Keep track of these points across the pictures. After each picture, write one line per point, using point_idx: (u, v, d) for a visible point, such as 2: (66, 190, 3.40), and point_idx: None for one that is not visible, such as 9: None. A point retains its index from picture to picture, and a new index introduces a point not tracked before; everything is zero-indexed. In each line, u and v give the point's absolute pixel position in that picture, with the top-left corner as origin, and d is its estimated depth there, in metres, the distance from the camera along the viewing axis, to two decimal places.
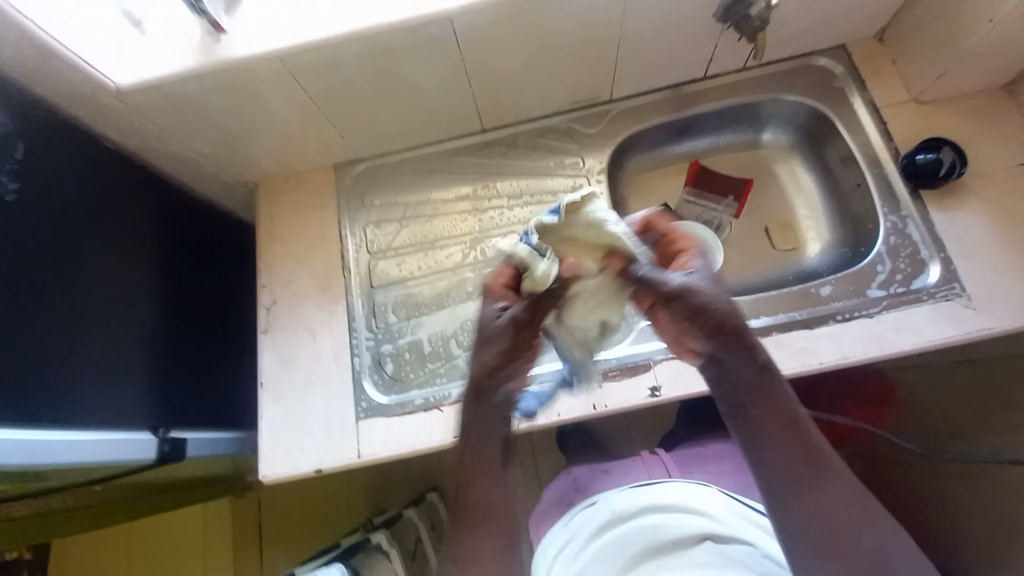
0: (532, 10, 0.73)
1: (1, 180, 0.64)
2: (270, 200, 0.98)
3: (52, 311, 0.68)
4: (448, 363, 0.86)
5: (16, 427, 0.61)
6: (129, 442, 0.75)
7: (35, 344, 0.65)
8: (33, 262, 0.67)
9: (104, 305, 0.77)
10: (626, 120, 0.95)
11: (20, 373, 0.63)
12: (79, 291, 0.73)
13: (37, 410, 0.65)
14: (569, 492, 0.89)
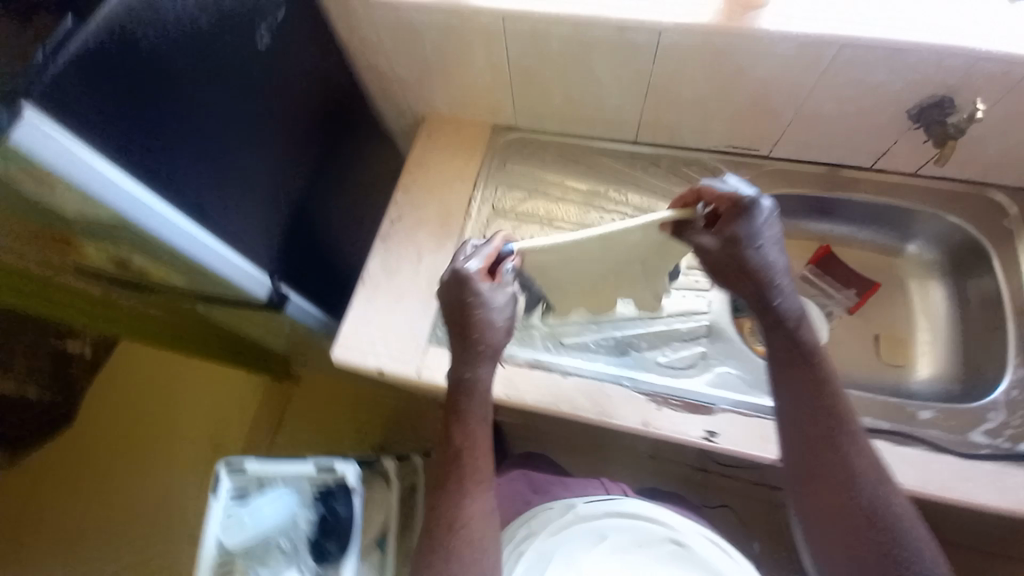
0: (734, 47, 0.77)
1: (261, 31, 0.76)
2: (427, 133, 1.09)
3: (238, 144, 0.78)
4: (524, 326, 0.91)
5: (169, 214, 0.69)
6: (255, 277, 0.87)
7: (213, 163, 0.74)
8: (247, 102, 0.77)
9: (281, 163, 0.89)
10: (771, 179, 0.96)
11: (194, 179, 0.71)
12: (264, 142, 0.83)
13: (187, 212, 0.72)
14: (525, 492, 0.96)
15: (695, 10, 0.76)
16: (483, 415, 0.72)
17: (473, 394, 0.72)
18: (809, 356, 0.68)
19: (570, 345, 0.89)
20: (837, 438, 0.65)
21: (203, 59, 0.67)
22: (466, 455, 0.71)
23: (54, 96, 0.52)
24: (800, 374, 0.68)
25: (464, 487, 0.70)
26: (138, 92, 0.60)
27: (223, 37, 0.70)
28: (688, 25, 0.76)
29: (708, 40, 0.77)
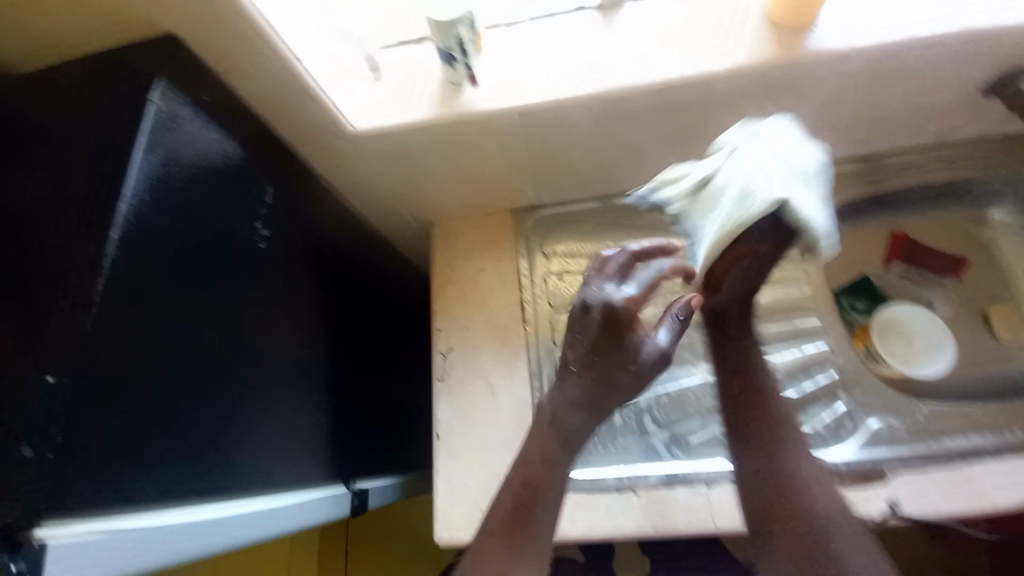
0: (795, 77, 0.67)
1: (256, 226, 0.64)
2: (448, 241, 0.96)
3: (269, 359, 0.66)
4: (643, 439, 0.79)
5: (231, 503, 0.56)
6: (333, 501, 0.75)
7: (252, 397, 0.61)
8: (265, 309, 0.65)
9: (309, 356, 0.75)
10: (836, 186, 0.88)
11: (244, 442, 0.59)
12: (291, 335, 0.71)
13: (243, 470, 0.59)
14: None
15: (738, 50, 0.66)
16: (558, 451, 0.63)
17: (565, 427, 0.63)
18: (754, 388, 0.68)
19: (699, 445, 0.78)
20: (761, 429, 0.66)
21: (212, 298, 0.55)
22: (529, 502, 0.60)
23: (66, 458, 0.40)
24: (733, 400, 0.69)
25: (525, 532, 0.58)
26: (154, 384, 0.48)
27: (225, 258, 0.58)
28: (735, 70, 0.66)
29: (762, 78, 0.67)
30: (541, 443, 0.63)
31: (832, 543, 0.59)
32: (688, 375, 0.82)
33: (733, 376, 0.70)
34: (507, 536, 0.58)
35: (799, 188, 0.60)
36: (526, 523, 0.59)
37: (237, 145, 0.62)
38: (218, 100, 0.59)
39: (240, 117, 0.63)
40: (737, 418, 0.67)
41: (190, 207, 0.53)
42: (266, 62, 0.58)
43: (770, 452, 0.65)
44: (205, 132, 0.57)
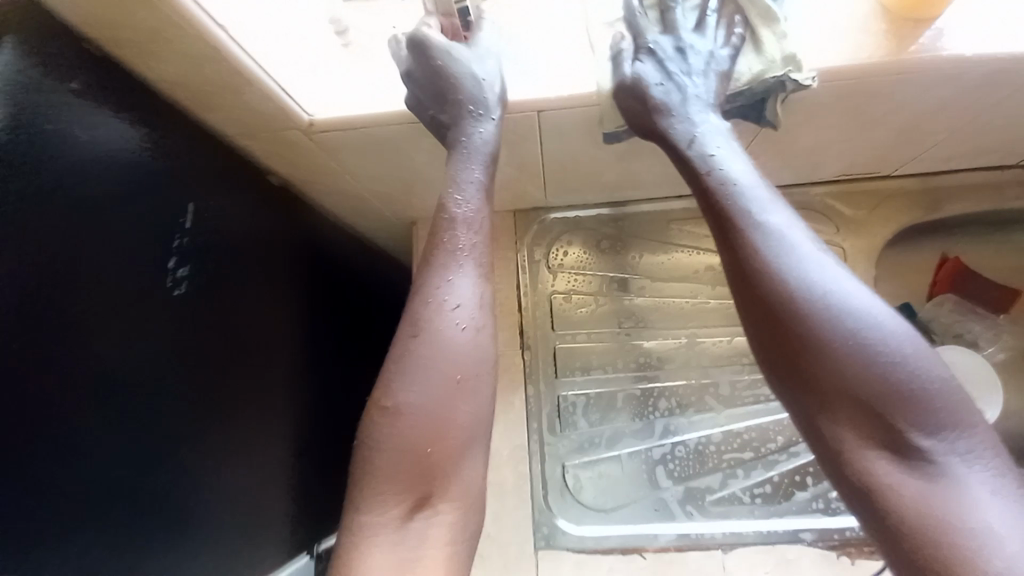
0: (889, 86, 0.53)
1: (171, 266, 0.46)
2: None
3: (205, 435, 0.50)
4: (654, 494, 0.70)
5: None
6: None
7: (177, 495, 0.47)
8: (196, 374, 0.48)
9: (267, 406, 0.60)
10: (891, 206, 0.76)
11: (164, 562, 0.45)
12: (239, 391, 0.55)
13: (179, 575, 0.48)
14: None
15: (841, 42, 0.52)
16: (478, 308, 0.49)
17: (449, 306, 0.48)
18: (807, 342, 0.42)
19: (716, 504, 0.69)
20: (835, 415, 0.41)
21: (102, 387, 0.39)
22: (472, 362, 0.47)
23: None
24: (781, 365, 0.44)
25: (405, 390, 0.46)
26: (18, 535, 0.34)
27: (118, 325, 0.41)
28: (829, 72, 0.51)
29: (852, 83, 0.52)
30: (450, 320, 0.48)
31: (944, 523, 0.37)
32: (710, 423, 0.72)
33: (800, 345, 0.42)
34: (412, 379, 0.46)
35: (735, 158, 0.49)
36: (429, 364, 0.46)
37: (134, 149, 0.43)
38: (99, 85, 0.41)
39: (138, 108, 0.44)
40: (822, 411, 0.42)
41: (50, 260, 0.36)
42: (178, 34, 0.41)
43: (857, 447, 0.40)
44: (74, 138, 0.38)
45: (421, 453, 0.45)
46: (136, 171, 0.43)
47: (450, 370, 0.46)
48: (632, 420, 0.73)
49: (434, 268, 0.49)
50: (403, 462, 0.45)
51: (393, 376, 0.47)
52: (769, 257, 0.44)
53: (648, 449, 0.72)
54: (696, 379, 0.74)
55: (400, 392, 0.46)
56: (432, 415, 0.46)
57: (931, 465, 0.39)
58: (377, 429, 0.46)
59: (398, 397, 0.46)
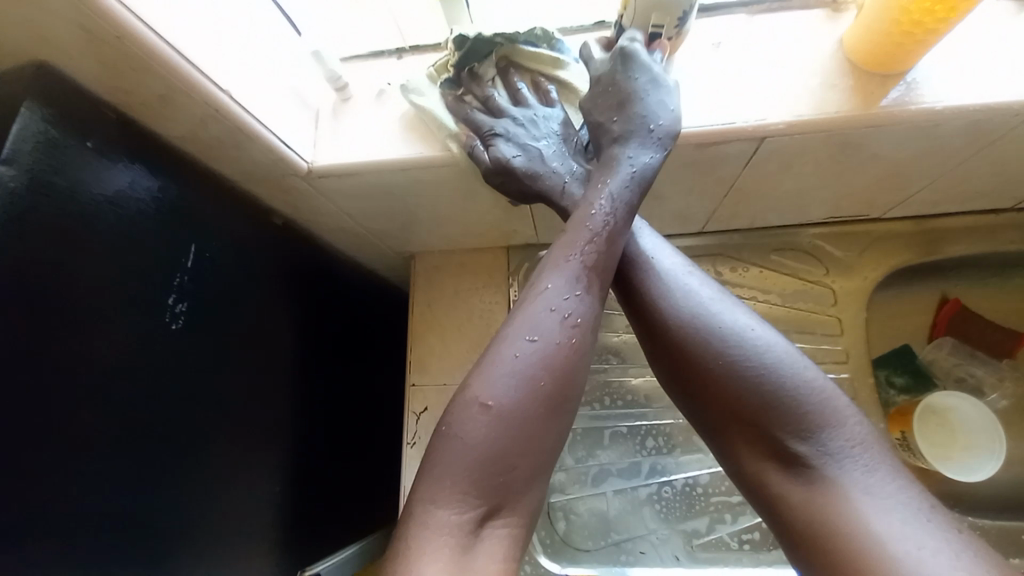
0: (861, 139, 0.54)
1: (170, 303, 0.49)
2: (431, 279, 0.84)
3: (189, 466, 0.52)
4: (640, 536, 0.69)
5: None
6: None
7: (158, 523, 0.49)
8: (184, 408, 0.51)
9: (257, 433, 0.62)
10: (885, 249, 0.75)
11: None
12: (228, 422, 0.57)
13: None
14: None
15: (812, 95, 0.53)
16: (533, 392, 0.45)
17: (501, 390, 0.44)
18: (717, 392, 0.53)
19: (704, 549, 0.68)
20: (747, 450, 0.52)
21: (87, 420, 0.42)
22: (523, 453, 0.44)
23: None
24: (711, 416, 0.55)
25: (434, 498, 0.42)
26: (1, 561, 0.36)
27: (109, 362, 0.44)
28: (803, 124, 0.52)
29: (828, 136, 0.54)
30: (485, 418, 0.44)
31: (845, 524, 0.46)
32: (699, 464, 0.72)
33: (716, 397, 0.53)
34: (457, 488, 0.42)
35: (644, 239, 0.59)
36: (464, 468, 0.42)
37: (143, 196, 0.47)
38: (111, 142, 0.45)
39: (149, 162, 0.48)
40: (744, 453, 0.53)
41: (48, 302, 0.39)
42: (188, 100, 0.45)
43: (769, 474, 0.51)
44: (83, 189, 0.42)
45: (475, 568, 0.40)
46: (138, 216, 0.47)
47: (498, 468, 0.43)
48: (618, 459, 0.73)
49: (505, 344, 0.47)
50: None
51: (424, 482, 0.43)
52: (672, 322, 0.55)
53: (635, 488, 0.71)
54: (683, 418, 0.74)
55: (436, 499, 0.42)
56: (470, 519, 0.42)
57: (814, 472, 0.49)
58: (416, 551, 0.40)
59: (442, 502, 0.42)
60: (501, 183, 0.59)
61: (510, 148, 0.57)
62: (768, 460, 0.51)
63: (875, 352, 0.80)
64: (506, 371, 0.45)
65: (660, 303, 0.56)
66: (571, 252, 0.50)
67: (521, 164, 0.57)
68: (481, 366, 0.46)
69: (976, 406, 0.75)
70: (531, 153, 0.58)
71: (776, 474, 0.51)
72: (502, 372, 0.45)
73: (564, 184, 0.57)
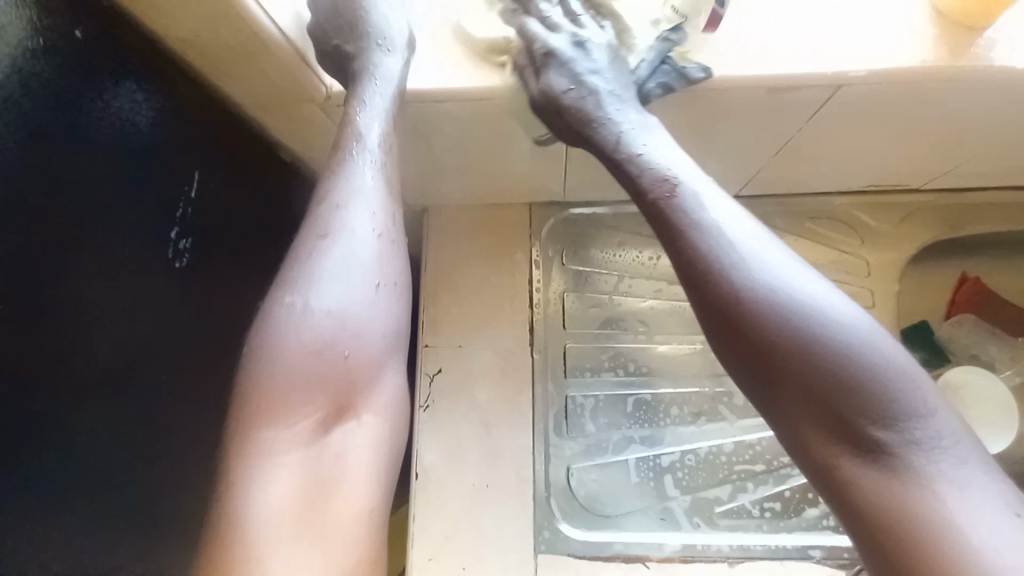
0: (936, 95, 0.51)
1: (173, 236, 0.48)
2: (444, 234, 0.78)
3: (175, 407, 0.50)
4: (661, 503, 0.68)
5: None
6: None
7: (147, 460, 0.48)
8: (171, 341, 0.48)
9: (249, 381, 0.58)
10: (918, 222, 0.74)
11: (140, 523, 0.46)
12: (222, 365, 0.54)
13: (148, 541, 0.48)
14: None
15: (888, 44, 0.49)
16: (376, 301, 0.44)
17: (346, 317, 0.43)
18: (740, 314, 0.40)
19: (725, 516, 0.67)
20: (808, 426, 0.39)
21: (83, 349, 0.40)
22: (349, 368, 0.43)
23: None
24: (743, 365, 0.41)
25: (270, 436, 0.39)
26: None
27: (106, 287, 0.41)
28: (883, 74, 0.48)
29: (902, 92, 0.50)
30: (313, 312, 0.42)
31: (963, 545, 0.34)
32: (722, 433, 0.70)
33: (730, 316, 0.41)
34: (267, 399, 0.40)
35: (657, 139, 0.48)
36: (314, 393, 0.41)
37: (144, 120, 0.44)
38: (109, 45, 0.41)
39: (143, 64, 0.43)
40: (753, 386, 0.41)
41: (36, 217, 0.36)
42: None
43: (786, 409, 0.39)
44: (80, 100, 0.39)
45: (331, 466, 0.41)
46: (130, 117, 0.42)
47: (325, 376, 0.42)
48: (640, 426, 0.71)
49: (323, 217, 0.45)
50: (320, 501, 0.39)
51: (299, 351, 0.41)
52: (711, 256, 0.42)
53: (656, 456, 0.70)
54: (708, 388, 0.72)
55: (275, 415, 0.40)
56: (271, 394, 0.40)
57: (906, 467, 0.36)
58: (259, 447, 0.39)
59: (288, 412, 0.40)
60: (549, 123, 0.52)
61: (574, 70, 0.50)
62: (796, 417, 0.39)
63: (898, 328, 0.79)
64: (326, 276, 0.43)
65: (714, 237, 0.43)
66: (370, 168, 0.47)
67: (567, 98, 0.50)
68: (284, 282, 0.43)
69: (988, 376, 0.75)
70: (598, 88, 0.49)
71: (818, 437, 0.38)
72: (322, 272, 0.43)
73: (620, 132, 0.48)
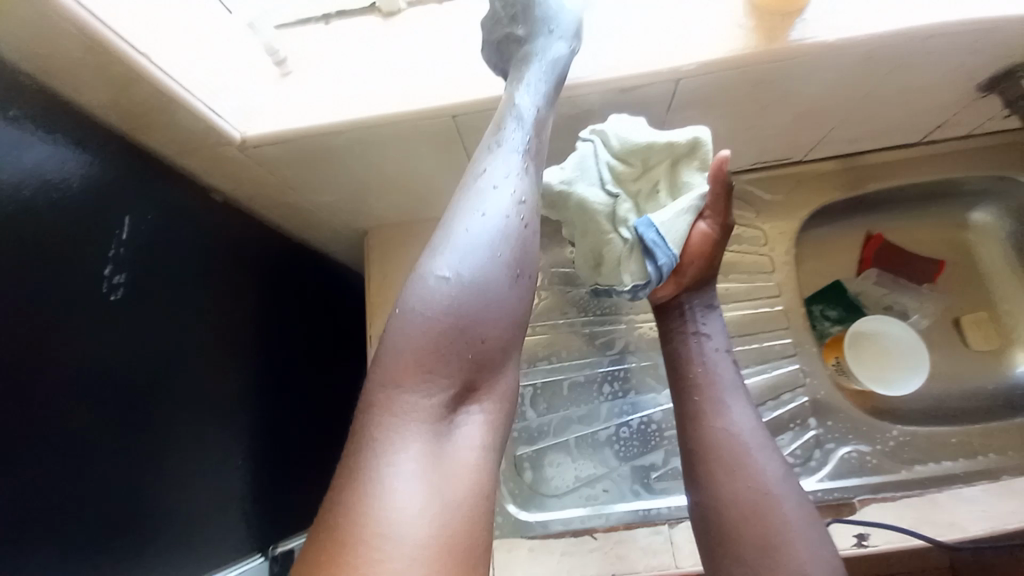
0: (770, 74, 0.59)
1: (105, 274, 0.49)
2: (379, 254, 0.84)
3: (129, 443, 0.50)
4: (602, 476, 0.73)
5: None
6: None
7: (96, 500, 0.47)
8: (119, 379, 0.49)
9: (198, 412, 0.60)
10: (807, 191, 0.81)
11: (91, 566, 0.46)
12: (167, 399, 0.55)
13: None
14: None
15: (718, 37, 0.57)
16: (496, 274, 0.44)
17: (486, 315, 0.43)
18: (703, 388, 0.59)
19: (661, 480, 0.72)
20: (721, 469, 0.55)
21: (26, 383, 0.41)
22: (487, 338, 0.43)
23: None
24: (682, 411, 0.60)
25: (413, 406, 0.41)
26: None
27: (40, 321, 0.43)
28: (716, 64, 0.56)
29: (737, 74, 0.58)
30: (461, 286, 0.43)
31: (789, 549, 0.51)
32: (650, 403, 0.76)
33: (686, 382, 0.60)
34: (397, 375, 0.41)
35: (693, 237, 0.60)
36: (440, 364, 0.42)
37: (68, 172, 0.47)
38: (30, 109, 0.44)
39: (57, 124, 0.47)
40: (699, 442, 0.57)
41: None
42: (106, 63, 0.45)
43: (711, 472, 0.56)
44: (7, 155, 0.42)
45: (444, 433, 0.42)
46: (41, 169, 0.44)
47: (460, 353, 0.43)
48: (577, 406, 0.76)
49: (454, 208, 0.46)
50: (440, 479, 0.40)
51: (467, 330, 0.43)
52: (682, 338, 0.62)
53: (594, 432, 0.75)
54: (637, 363, 0.79)
55: (414, 387, 0.41)
56: (430, 364, 0.42)
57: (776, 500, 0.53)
58: (390, 421, 0.41)
59: (419, 386, 0.42)
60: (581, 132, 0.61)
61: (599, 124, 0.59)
62: (719, 456, 0.56)
63: (804, 295, 0.86)
64: (456, 245, 0.44)
65: (712, 341, 0.62)
66: (519, 133, 0.50)
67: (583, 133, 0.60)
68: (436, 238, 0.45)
69: (898, 323, 0.81)
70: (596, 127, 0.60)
71: (728, 473, 0.55)
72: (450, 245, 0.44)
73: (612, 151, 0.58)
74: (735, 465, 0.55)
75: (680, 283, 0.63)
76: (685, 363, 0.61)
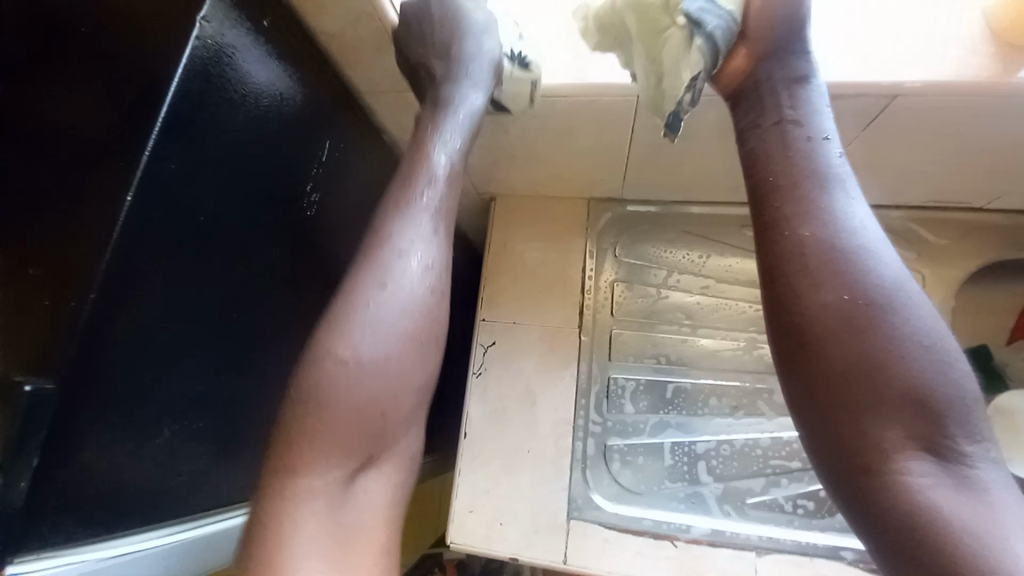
0: (995, 108, 0.53)
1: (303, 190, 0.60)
2: (505, 221, 0.85)
3: (282, 327, 0.61)
4: (692, 488, 0.71)
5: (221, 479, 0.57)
6: None
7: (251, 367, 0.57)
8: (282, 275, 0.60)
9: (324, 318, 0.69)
10: (978, 243, 0.74)
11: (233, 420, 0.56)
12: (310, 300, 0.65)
13: (245, 445, 0.59)
14: None
15: (948, 59, 0.52)
16: (405, 329, 0.43)
17: (369, 354, 0.42)
18: (787, 190, 0.42)
19: (756, 508, 0.70)
20: (875, 416, 0.37)
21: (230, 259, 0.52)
22: (386, 407, 0.43)
23: (53, 405, 0.39)
24: (798, 337, 0.39)
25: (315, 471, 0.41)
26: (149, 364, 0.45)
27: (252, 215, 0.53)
28: (940, 87, 0.51)
29: (961, 102, 0.53)
30: (366, 362, 0.42)
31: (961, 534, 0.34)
32: (755, 427, 0.74)
33: (767, 188, 0.43)
34: (311, 433, 0.41)
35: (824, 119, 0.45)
36: (335, 424, 0.41)
37: (298, 87, 0.55)
38: (283, 26, 0.51)
39: (297, 54, 0.54)
40: (839, 371, 0.37)
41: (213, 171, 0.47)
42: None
43: (858, 413, 0.37)
44: (256, 63, 0.49)
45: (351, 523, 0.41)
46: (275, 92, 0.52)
47: (368, 413, 0.42)
48: (677, 412, 0.75)
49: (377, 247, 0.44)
50: (349, 514, 0.41)
51: (310, 424, 0.41)
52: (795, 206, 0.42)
53: (692, 442, 0.73)
54: (748, 383, 0.76)
55: (313, 462, 0.41)
56: (356, 423, 0.42)
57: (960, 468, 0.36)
58: (294, 484, 0.40)
59: (317, 468, 0.41)
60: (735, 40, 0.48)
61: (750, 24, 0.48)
62: (873, 410, 0.37)
63: (951, 347, 0.78)
64: (374, 313, 0.43)
65: (806, 128, 0.44)
66: (444, 155, 0.48)
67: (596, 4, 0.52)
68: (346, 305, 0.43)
69: None
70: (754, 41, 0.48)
71: (888, 426, 0.36)
72: (366, 319, 0.42)
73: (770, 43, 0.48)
74: (889, 415, 0.36)
75: (754, 54, 0.47)
76: (764, 161, 0.44)
